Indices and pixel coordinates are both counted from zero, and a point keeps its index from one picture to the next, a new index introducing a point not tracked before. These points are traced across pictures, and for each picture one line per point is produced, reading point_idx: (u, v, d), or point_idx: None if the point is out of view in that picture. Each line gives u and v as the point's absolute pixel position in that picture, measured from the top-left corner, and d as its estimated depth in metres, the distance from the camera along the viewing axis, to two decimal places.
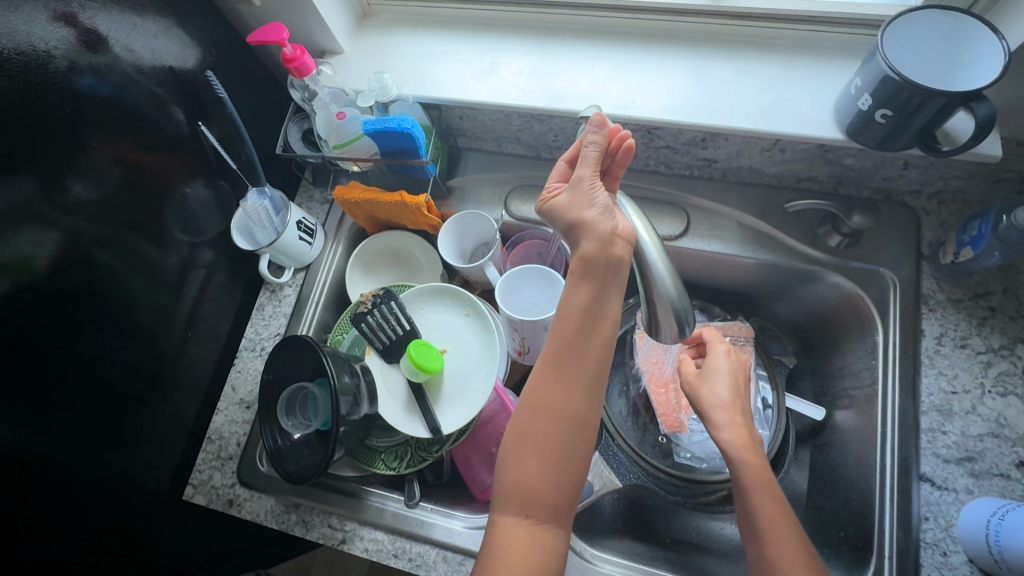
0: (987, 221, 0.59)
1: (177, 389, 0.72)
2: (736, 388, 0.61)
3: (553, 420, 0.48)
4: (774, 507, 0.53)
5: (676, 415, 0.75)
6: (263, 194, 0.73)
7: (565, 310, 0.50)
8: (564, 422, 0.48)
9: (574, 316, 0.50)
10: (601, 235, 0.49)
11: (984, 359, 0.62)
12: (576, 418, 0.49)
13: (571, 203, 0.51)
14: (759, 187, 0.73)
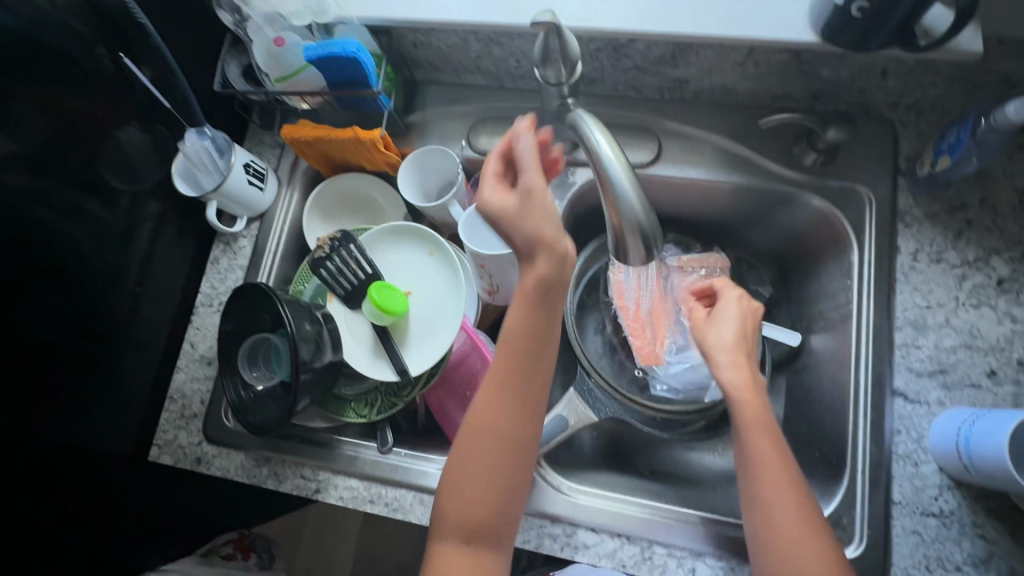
0: (965, 126, 0.57)
1: (131, 348, 0.69)
2: (744, 336, 0.59)
3: (489, 456, 0.51)
4: (765, 436, 0.54)
5: (652, 348, 0.74)
6: (204, 136, 0.68)
7: (503, 361, 0.52)
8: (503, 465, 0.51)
9: (513, 371, 0.51)
10: (559, 256, 0.49)
11: (958, 272, 0.61)
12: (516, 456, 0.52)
13: (523, 215, 0.49)
14: (734, 107, 0.70)
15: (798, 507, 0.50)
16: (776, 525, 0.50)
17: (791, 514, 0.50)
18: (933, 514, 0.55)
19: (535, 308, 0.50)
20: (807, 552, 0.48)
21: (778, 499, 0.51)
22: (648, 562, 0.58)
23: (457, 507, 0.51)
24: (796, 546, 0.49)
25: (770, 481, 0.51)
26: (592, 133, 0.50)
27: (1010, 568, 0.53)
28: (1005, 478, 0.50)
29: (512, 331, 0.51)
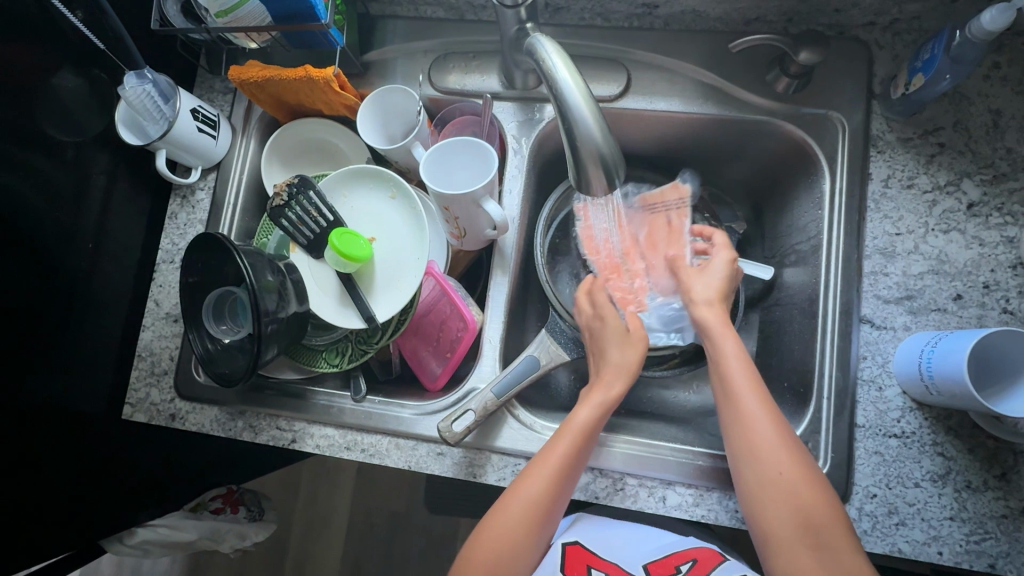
0: (940, 41, 0.55)
1: (96, 309, 0.66)
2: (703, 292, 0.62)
3: (543, 501, 0.52)
4: (756, 395, 0.52)
5: (634, 296, 0.67)
6: (144, 79, 0.63)
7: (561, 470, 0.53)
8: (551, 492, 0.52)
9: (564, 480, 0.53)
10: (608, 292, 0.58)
11: (929, 198, 0.60)
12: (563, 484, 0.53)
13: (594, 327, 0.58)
14: (705, 34, 0.67)
15: (792, 459, 0.50)
16: (765, 475, 0.49)
17: (783, 469, 0.49)
18: (895, 435, 0.57)
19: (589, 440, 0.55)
20: (802, 502, 0.48)
21: (769, 453, 0.50)
22: (620, 493, 0.60)
23: (496, 534, 0.52)
24: (792, 497, 0.48)
25: (762, 443, 0.50)
26: (547, 55, 0.46)
27: (966, 483, 0.55)
28: (964, 397, 0.51)
29: (570, 435, 0.55)
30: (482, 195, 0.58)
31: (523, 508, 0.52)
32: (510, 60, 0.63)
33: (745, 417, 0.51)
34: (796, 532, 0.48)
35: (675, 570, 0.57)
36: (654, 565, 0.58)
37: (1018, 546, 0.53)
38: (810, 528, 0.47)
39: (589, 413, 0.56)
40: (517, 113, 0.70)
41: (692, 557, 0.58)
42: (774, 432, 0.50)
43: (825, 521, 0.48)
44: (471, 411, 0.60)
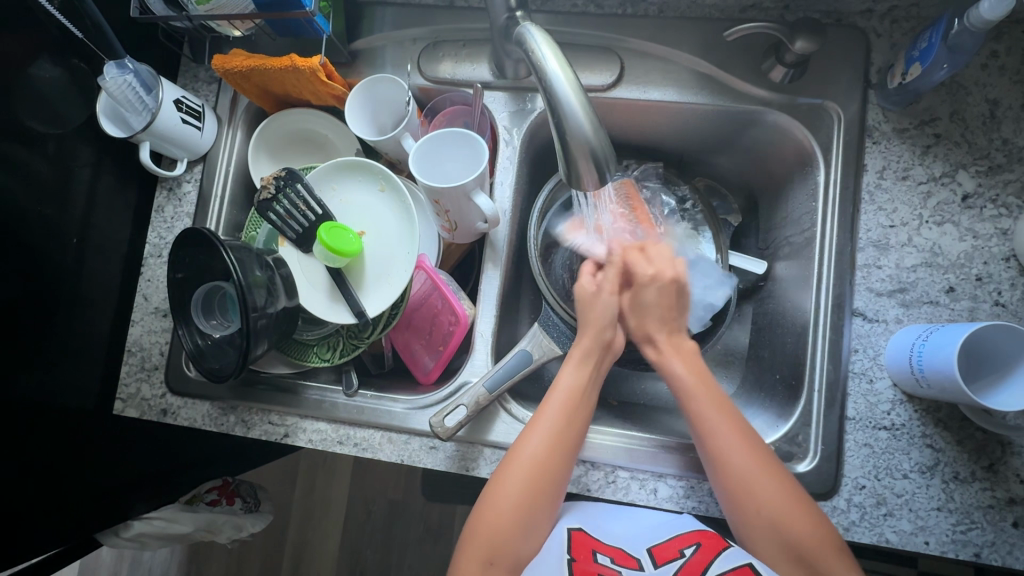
0: (938, 30, 0.54)
1: (83, 304, 0.66)
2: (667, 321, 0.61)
3: (545, 458, 0.53)
4: (725, 424, 0.53)
5: None
6: (124, 69, 0.61)
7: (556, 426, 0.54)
8: (549, 450, 0.53)
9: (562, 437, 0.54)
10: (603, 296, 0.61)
11: (924, 189, 0.60)
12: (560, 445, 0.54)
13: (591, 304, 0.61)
14: (700, 21, 0.66)
15: (774, 488, 0.51)
16: (761, 502, 0.50)
17: (760, 498, 0.50)
18: (885, 428, 0.57)
19: (579, 403, 0.56)
20: (788, 528, 0.49)
21: (745, 479, 0.51)
22: (612, 485, 0.60)
23: (501, 499, 0.52)
24: (777, 524, 0.50)
25: (737, 471, 0.51)
26: (536, 44, 0.45)
27: (954, 474, 0.55)
28: (954, 391, 0.51)
29: (559, 398, 0.56)
30: (472, 188, 0.58)
31: (523, 473, 0.52)
32: (501, 49, 0.62)
33: (711, 435, 0.53)
34: (783, 555, 0.49)
35: (679, 554, 0.51)
36: (658, 548, 0.52)
37: (1003, 536, 0.54)
38: (797, 550, 0.49)
39: (573, 375, 0.58)
40: (508, 103, 0.68)
41: (695, 541, 0.52)
42: (753, 461, 0.52)
43: (814, 542, 0.49)
44: (463, 405, 0.60)
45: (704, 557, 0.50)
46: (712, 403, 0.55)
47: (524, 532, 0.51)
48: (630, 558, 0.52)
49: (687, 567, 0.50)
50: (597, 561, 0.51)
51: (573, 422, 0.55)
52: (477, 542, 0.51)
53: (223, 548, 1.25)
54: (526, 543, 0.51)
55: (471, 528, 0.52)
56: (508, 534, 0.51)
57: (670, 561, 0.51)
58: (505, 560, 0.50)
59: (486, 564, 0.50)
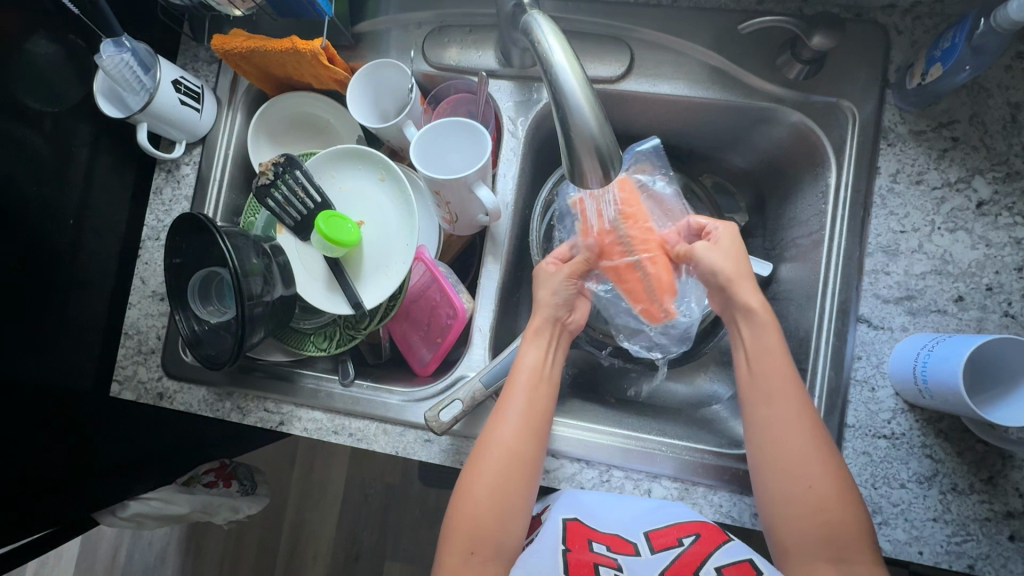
0: (963, 29, 0.52)
1: (79, 285, 0.65)
2: (743, 263, 0.57)
3: (515, 444, 0.52)
4: (798, 403, 0.51)
5: (659, 306, 0.64)
6: (121, 48, 0.60)
7: (524, 411, 0.53)
8: (519, 434, 0.53)
9: (530, 422, 0.53)
10: (558, 283, 0.60)
11: (938, 195, 0.58)
12: (530, 428, 0.53)
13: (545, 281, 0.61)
14: (714, 13, 0.63)
15: (828, 471, 0.49)
16: (804, 489, 0.48)
17: (815, 481, 0.48)
18: (884, 436, 0.56)
19: (543, 382, 0.55)
20: (826, 513, 0.47)
21: (804, 466, 0.49)
22: (606, 484, 0.60)
23: (478, 494, 0.51)
24: (821, 510, 0.48)
25: (796, 448, 0.49)
26: (543, 35, 0.43)
27: (952, 485, 0.55)
28: (957, 403, 0.50)
29: (522, 380, 0.55)
30: (474, 180, 0.56)
31: (496, 459, 0.52)
32: (507, 37, 0.60)
33: (781, 418, 0.51)
34: (820, 544, 0.47)
35: (677, 542, 0.50)
36: (655, 534, 0.51)
37: (999, 549, 0.53)
38: (831, 539, 0.47)
39: (533, 352, 0.57)
40: (514, 93, 0.67)
41: (693, 531, 0.51)
42: (816, 442, 0.49)
43: (851, 536, 0.47)
44: (458, 400, 0.60)
45: (703, 548, 0.49)
46: (787, 379, 0.52)
47: (505, 517, 0.50)
48: (626, 543, 0.51)
49: (685, 556, 0.48)
50: (593, 550, 0.50)
51: (539, 406, 0.54)
52: (456, 538, 0.50)
53: (222, 527, 1.26)
54: (507, 533, 0.50)
55: (449, 523, 0.51)
56: (489, 528, 0.50)
57: (668, 549, 0.49)
58: (486, 549, 0.49)
59: (468, 555, 0.49)
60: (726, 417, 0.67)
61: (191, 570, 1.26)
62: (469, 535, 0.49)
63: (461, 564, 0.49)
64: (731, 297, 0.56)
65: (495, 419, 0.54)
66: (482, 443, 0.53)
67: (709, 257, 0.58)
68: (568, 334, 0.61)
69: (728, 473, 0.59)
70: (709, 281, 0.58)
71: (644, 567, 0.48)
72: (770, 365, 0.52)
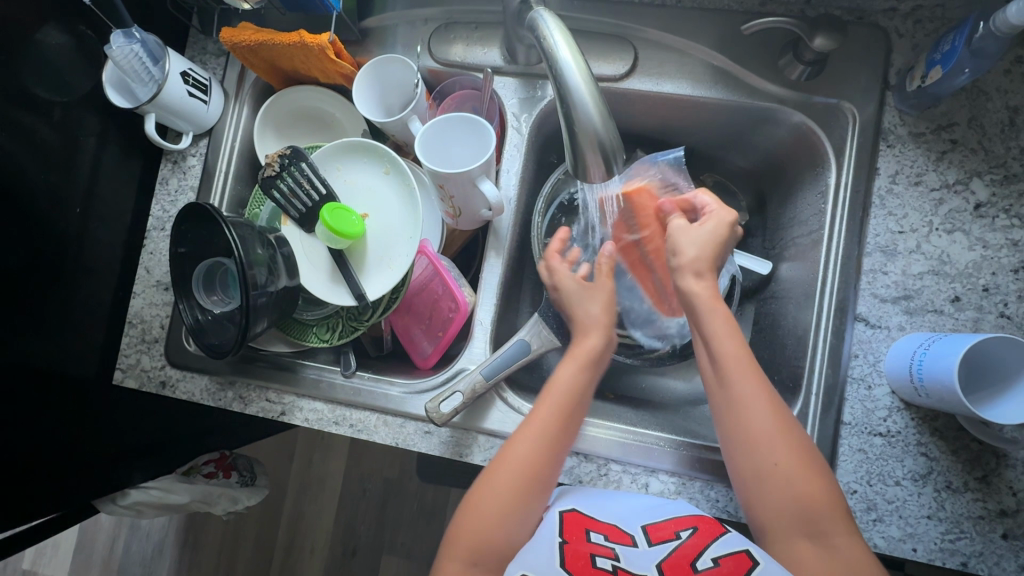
0: (962, 32, 0.53)
1: (85, 273, 0.66)
2: (710, 253, 0.55)
3: (539, 460, 0.52)
4: (750, 381, 0.51)
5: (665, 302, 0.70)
6: (132, 38, 0.61)
7: (551, 429, 0.53)
8: (547, 453, 0.52)
9: (556, 441, 0.53)
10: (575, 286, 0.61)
11: (936, 196, 0.59)
12: (556, 447, 0.53)
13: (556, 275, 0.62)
14: (717, 14, 0.64)
15: (791, 448, 0.49)
16: (768, 468, 0.49)
17: (778, 460, 0.48)
18: (880, 434, 0.57)
19: (574, 404, 0.55)
20: (797, 493, 0.48)
21: (765, 445, 0.49)
22: (604, 478, 0.60)
23: (490, 505, 0.51)
24: (789, 487, 0.48)
25: (758, 429, 0.49)
26: (549, 30, 0.44)
27: (947, 483, 0.55)
28: (952, 401, 0.50)
29: (555, 399, 0.54)
30: (478, 174, 0.57)
31: (514, 471, 0.52)
32: (513, 33, 0.61)
33: (737, 399, 0.51)
34: (794, 521, 0.48)
35: (675, 536, 0.50)
36: (653, 527, 0.52)
37: (992, 547, 0.54)
38: (807, 518, 0.47)
39: (568, 373, 0.56)
40: (518, 90, 0.67)
41: (691, 525, 0.51)
42: (775, 422, 0.50)
43: (822, 508, 0.47)
44: (459, 392, 0.60)
45: (701, 540, 0.49)
46: (742, 360, 0.51)
47: (509, 526, 0.50)
48: (624, 534, 0.51)
49: (683, 548, 0.49)
50: (591, 541, 0.50)
51: (568, 428, 0.54)
52: (460, 541, 0.50)
53: (220, 519, 1.27)
54: (513, 544, 0.50)
55: (456, 526, 0.52)
56: (495, 538, 0.50)
57: (666, 541, 0.50)
58: (489, 558, 0.50)
59: (470, 562, 0.50)
60: None
61: (188, 562, 1.26)
62: (473, 541, 0.50)
63: (464, 570, 0.50)
64: (682, 285, 0.55)
65: (521, 433, 0.53)
66: (501, 454, 0.53)
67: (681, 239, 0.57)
68: (604, 362, 0.58)
69: (724, 468, 0.59)
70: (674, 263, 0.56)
71: (642, 559, 0.48)
72: (720, 347, 0.52)
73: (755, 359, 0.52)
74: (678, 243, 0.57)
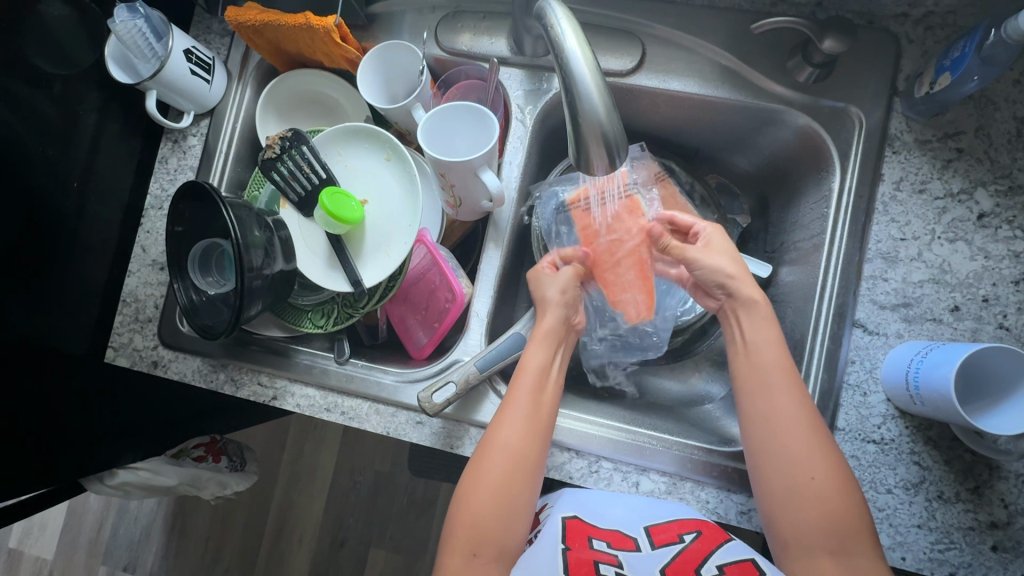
0: (973, 39, 0.53)
1: (79, 249, 0.65)
2: (739, 263, 0.58)
3: (520, 443, 0.52)
4: (793, 391, 0.51)
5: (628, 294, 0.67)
6: (135, 14, 0.61)
7: (528, 411, 0.53)
8: (527, 435, 0.53)
9: (535, 424, 0.53)
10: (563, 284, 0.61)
11: (940, 204, 0.58)
12: (535, 429, 0.53)
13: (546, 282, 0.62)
14: (727, 13, 0.64)
15: (827, 463, 0.49)
16: (802, 482, 0.48)
17: (816, 474, 0.48)
18: (874, 441, 0.57)
19: (545, 383, 0.56)
20: (829, 507, 0.47)
21: (801, 458, 0.49)
22: (595, 475, 0.60)
23: (482, 498, 0.50)
24: (822, 500, 0.48)
25: (797, 440, 0.49)
26: (556, 18, 0.43)
27: (939, 493, 0.55)
28: (947, 410, 0.50)
29: (528, 380, 0.55)
30: (479, 164, 0.56)
31: (501, 458, 0.51)
32: (520, 24, 0.60)
33: (781, 410, 0.51)
34: (821, 535, 0.47)
35: (678, 539, 0.50)
36: (655, 529, 0.52)
37: (981, 558, 0.54)
38: (836, 534, 0.47)
39: (539, 354, 0.57)
40: (524, 81, 0.67)
41: (695, 529, 0.51)
42: (810, 433, 0.50)
43: (850, 526, 0.47)
44: (452, 382, 0.60)
45: (703, 545, 0.49)
46: (781, 368, 0.52)
47: (506, 517, 0.50)
48: (627, 539, 0.51)
49: (686, 553, 0.49)
50: (593, 548, 0.50)
51: (544, 407, 0.54)
52: (457, 537, 0.50)
53: (208, 505, 1.26)
54: (512, 533, 0.50)
55: (451, 522, 0.51)
56: (493, 528, 0.50)
57: (668, 545, 0.50)
58: (489, 550, 0.49)
59: (470, 555, 0.49)
60: (717, 416, 0.68)
61: (176, 547, 1.25)
62: (472, 535, 0.49)
63: (464, 564, 0.49)
64: (738, 292, 0.57)
65: (497, 420, 0.53)
66: (483, 443, 0.53)
67: (703, 254, 0.59)
68: (571, 337, 0.62)
69: (716, 470, 0.59)
70: (711, 282, 0.58)
71: (644, 563, 0.48)
72: (765, 354, 0.53)
73: (796, 370, 0.53)
74: (710, 258, 0.58)
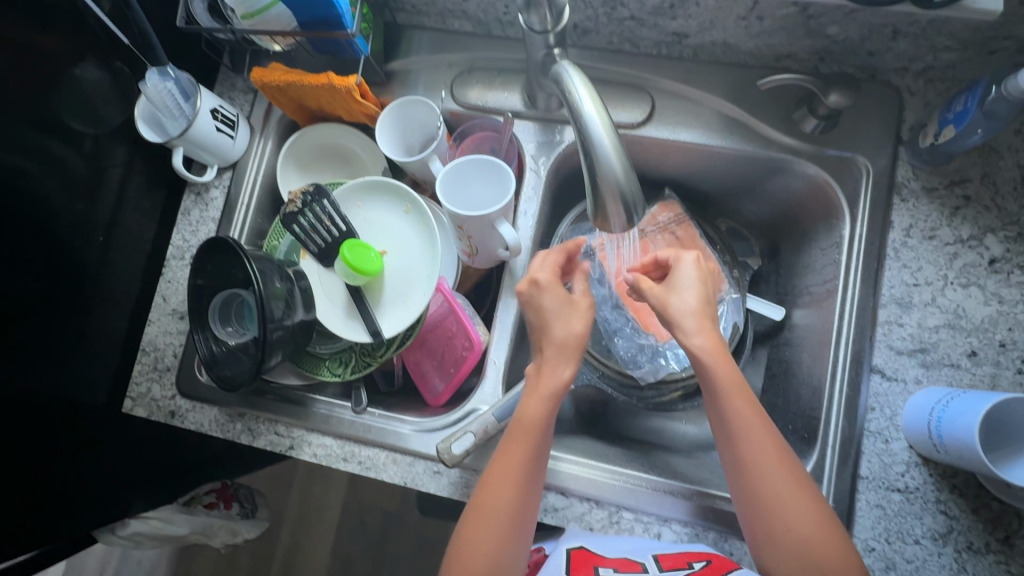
0: (975, 94, 0.54)
1: (101, 301, 0.66)
2: (706, 297, 0.52)
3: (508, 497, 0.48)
4: (762, 439, 0.49)
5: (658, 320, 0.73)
6: (166, 77, 0.64)
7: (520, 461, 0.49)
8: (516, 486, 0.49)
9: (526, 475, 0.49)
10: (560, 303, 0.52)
11: (950, 250, 0.59)
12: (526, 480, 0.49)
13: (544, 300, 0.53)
14: (733, 68, 0.66)
15: (804, 512, 0.47)
16: (784, 533, 0.47)
17: (793, 525, 0.47)
18: (898, 489, 0.56)
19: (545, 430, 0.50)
20: (815, 556, 0.46)
21: (779, 508, 0.47)
22: (616, 526, 0.59)
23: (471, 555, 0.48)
24: (805, 552, 0.46)
25: (772, 492, 0.47)
26: (573, 85, 0.45)
27: (968, 543, 0.54)
28: (972, 459, 0.50)
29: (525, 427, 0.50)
30: (496, 217, 0.58)
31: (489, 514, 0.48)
32: (535, 82, 0.62)
33: (749, 462, 0.48)
34: None
35: (686, 565, 0.52)
36: (664, 557, 0.53)
37: None
38: None
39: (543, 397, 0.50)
40: (537, 134, 0.69)
41: (705, 558, 0.53)
42: (787, 482, 0.48)
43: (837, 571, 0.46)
44: (471, 433, 0.60)
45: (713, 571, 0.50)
46: (751, 415, 0.49)
47: None
48: (633, 566, 0.52)
49: None
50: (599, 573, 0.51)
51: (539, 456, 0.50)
52: None
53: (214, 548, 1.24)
54: None
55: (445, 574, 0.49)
56: None
57: (677, 569, 0.51)
58: None
59: None
60: None
61: None
62: None
63: None
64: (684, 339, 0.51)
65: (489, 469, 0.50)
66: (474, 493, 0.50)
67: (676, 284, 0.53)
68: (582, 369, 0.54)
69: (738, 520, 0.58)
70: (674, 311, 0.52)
71: None
72: (733, 403, 0.49)
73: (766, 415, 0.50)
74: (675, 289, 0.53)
